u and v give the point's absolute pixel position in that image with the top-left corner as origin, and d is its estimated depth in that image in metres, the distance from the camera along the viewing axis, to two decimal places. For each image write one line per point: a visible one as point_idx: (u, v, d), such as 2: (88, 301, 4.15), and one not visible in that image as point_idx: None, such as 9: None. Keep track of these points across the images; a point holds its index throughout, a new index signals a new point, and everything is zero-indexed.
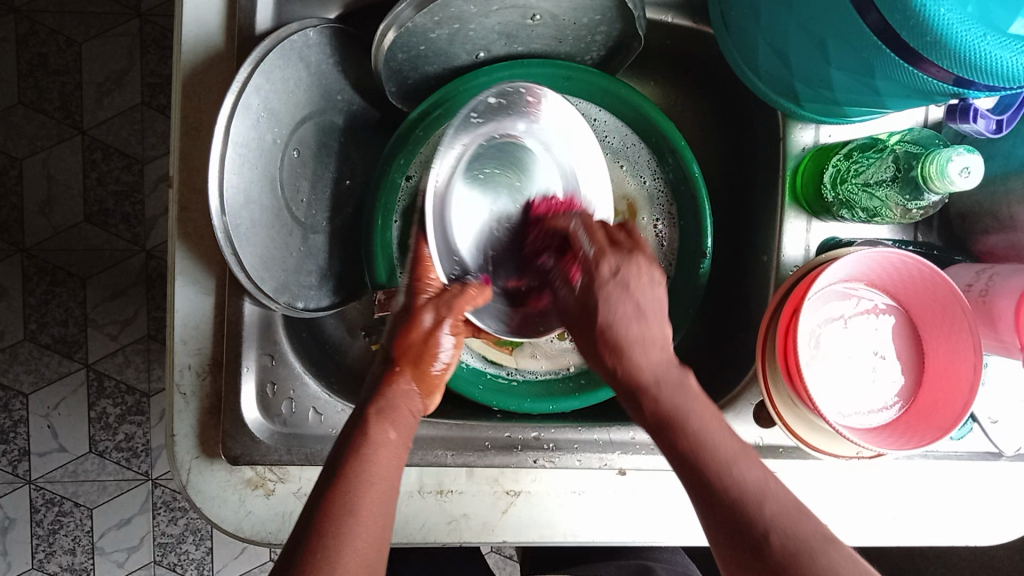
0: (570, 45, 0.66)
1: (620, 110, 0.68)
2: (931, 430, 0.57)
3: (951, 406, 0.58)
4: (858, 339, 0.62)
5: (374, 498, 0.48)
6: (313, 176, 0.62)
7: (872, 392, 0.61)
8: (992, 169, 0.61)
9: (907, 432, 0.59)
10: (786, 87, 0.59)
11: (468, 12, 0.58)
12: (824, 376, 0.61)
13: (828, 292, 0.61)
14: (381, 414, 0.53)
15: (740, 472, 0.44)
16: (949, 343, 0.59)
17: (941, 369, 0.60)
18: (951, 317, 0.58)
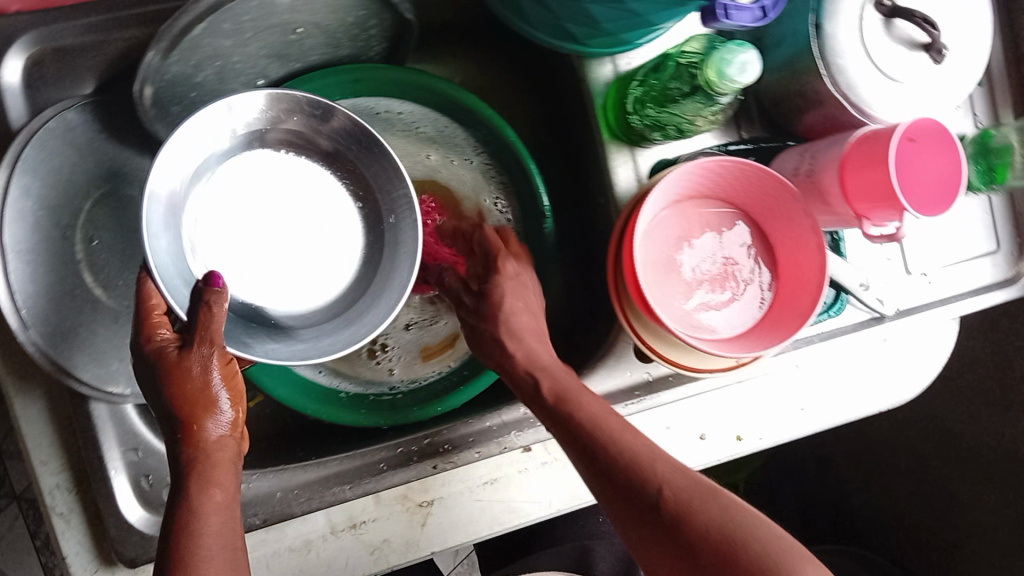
0: (349, 46, 0.63)
1: (419, 99, 0.67)
2: (794, 320, 0.57)
3: (806, 292, 0.58)
4: (705, 250, 0.62)
5: (216, 554, 0.44)
6: (125, 256, 0.59)
7: (731, 297, 0.61)
8: (786, 50, 0.61)
9: (773, 328, 0.59)
10: (564, 33, 0.58)
11: (223, 46, 0.56)
12: (683, 297, 0.60)
13: (661, 215, 0.61)
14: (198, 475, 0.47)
15: (630, 442, 0.48)
16: (790, 228, 0.59)
17: (791, 254, 0.60)
18: (784, 205, 0.58)
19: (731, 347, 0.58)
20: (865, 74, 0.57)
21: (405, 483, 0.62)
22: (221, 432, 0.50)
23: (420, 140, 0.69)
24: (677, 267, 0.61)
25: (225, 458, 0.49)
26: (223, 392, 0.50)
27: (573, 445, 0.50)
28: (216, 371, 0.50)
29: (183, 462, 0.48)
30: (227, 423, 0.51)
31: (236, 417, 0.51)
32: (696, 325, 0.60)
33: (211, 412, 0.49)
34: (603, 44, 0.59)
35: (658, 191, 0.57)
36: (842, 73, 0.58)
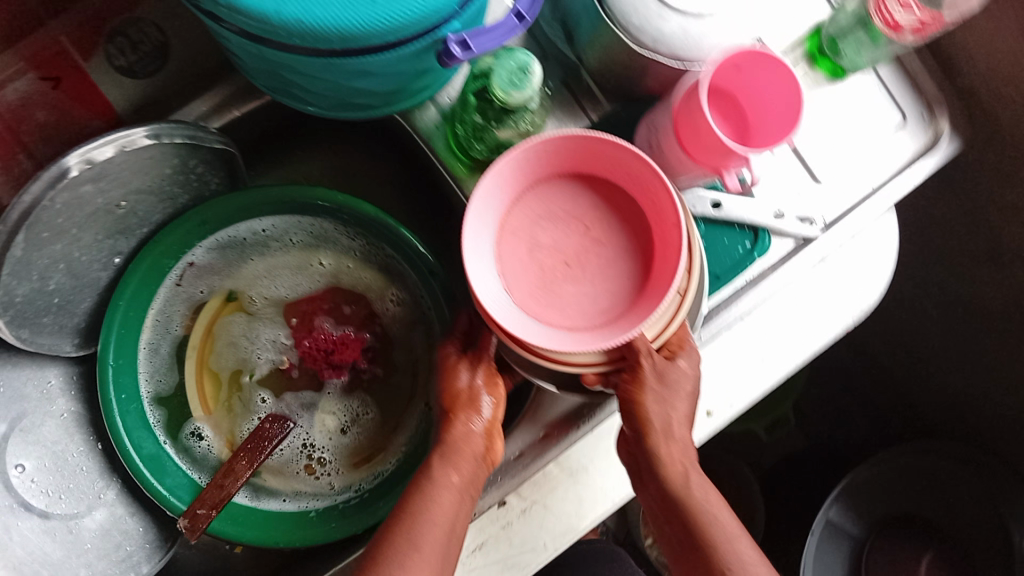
0: (183, 190, 0.63)
1: (275, 211, 0.66)
2: (677, 235, 0.50)
3: (668, 205, 0.51)
4: (558, 241, 0.55)
5: (435, 527, 0.49)
6: (59, 468, 0.61)
7: (614, 257, 0.54)
8: (588, 26, 0.58)
9: (666, 258, 0.51)
10: (360, 106, 0.56)
11: (58, 249, 0.57)
12: (568, 301, 0.53)
13: (500, 251, 0.54)
14: (441, 455, 0.51)
15: (723, 525, 0.52)
16: (611, 162, 0.53)
17: (635, 181, 0.53)
18: (596, 151, 0.52)
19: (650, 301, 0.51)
20: (664, 21, 0.54)
21: None
22: (477, 429, 0.53)
23: (292, 250, 0.68)
24: (550, 273, 0.54)
25: (474, 454, 0.52)
26: (483, 396, 0.54)
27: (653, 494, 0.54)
28: (479, 381, 0.54)
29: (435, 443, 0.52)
30: (487, 425, 0.53)
31: (492, 426, 0.54)
32: (608, 306, 0.53)
33: (468, 412, 0.53)
34: (403, 101, 0.57)
35: (472, 231, 0.51)
36: (640, 32, 0.54)
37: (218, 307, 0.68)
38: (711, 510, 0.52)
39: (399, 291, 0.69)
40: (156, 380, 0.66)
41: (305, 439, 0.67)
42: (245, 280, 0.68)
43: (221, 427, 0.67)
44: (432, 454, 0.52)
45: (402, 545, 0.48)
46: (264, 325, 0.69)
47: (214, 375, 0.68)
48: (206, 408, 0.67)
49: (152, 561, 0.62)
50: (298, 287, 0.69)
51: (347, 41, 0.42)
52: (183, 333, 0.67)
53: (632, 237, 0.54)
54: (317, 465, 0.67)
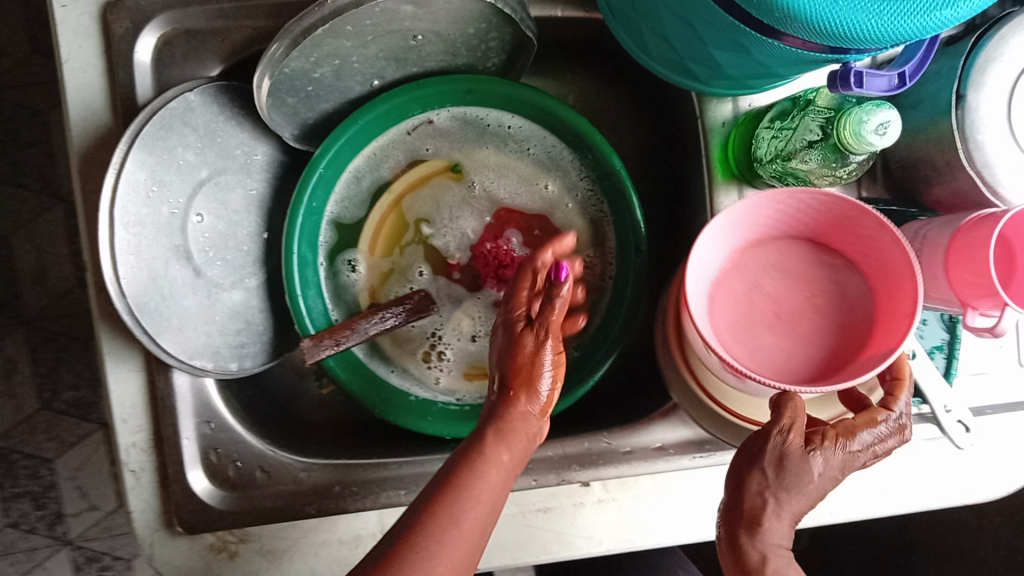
0: (466, 56, 0.63)
1: (532, 115, 0.65)
2: (900, 323, 0.49)
3: (902, 291, 0.50)
4: (778, 293, 0.56)
5: (475, 507, 0.49)
6: (226, 235, 0.61)
7: (824, 331, 0.55)
8: (920, 115, 0.57)
9: (881, 340, 0.51)
10: (686, 72, 0.55)
11: (344, 47, 0.57)
12: (768, 347, 0.55)
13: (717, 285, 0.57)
14: (499, 435, 0.53)
15: None
16: (857, 240, 0.53)
17: (876, 269, 0.53)
18: (844, 222, 0.52)
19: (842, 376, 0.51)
20: (1004, 154, 0.53)
21: None
22: (532, 409, 0.54)
23: (524, 157, 0.67)
24: (756, 317, 0.56)
25: (523, 433, 0.54)
26: (547, 374, 0.54)
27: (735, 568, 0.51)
28: (547, 356, 0.54)
29: (489, 419, 0.53)
30: (543, 406, 0.55)
31: (548, 403, 0.55)
32: (804, 369, 0.54)
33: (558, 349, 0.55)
34: (724, 86, 0.56)
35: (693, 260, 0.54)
36: (978, 151, 0.53)
37: (432, 169, 0.67)
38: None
39: (594, 253, 0.67)
40: (343, 205, 0.66)
41: (436, 329, 0.67)
42: (470, 159, 0.67)
43: (373, 276, 0.67)
44: (486, 431, 0.53)
45: (442, 521, 0.48)
46: (463, 210, 0.67)
47: (396, 227, 0.67)
48: (373, 251, 0.67)
49: (256, 359, 0.63)
50: (513, 192, 0.67)
51: (784, 24, 0.40)
52: (390, 175, 0.67)
53: (851, 318, 0.55)
54: (434, 359, 0.66)
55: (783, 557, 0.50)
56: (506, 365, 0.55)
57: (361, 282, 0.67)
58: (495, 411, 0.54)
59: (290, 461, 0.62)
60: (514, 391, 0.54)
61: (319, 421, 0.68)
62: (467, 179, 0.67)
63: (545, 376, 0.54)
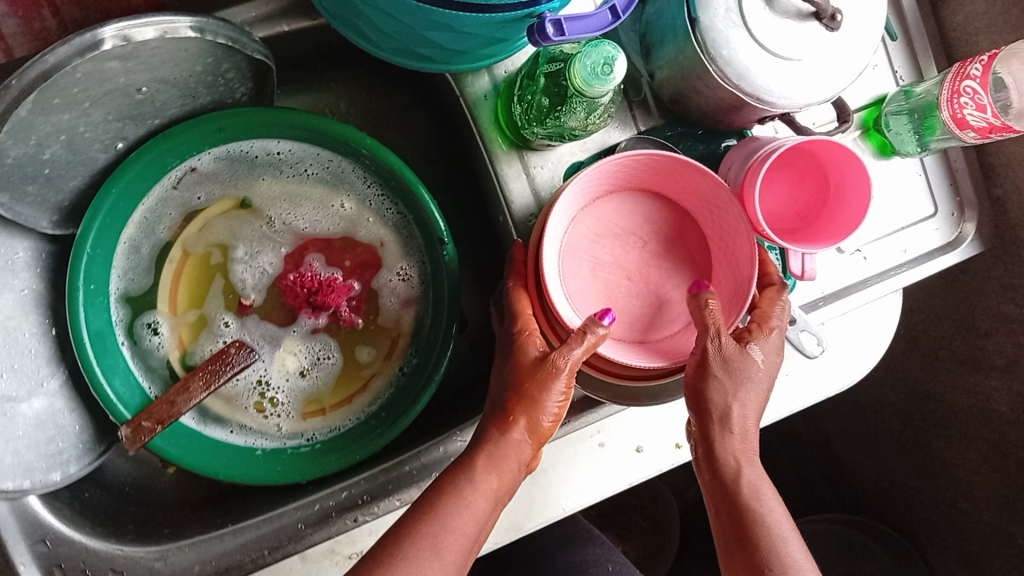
0: (209, 92, 0.59)
1: (296, 135, 0.63)
2: (748, 248, 0.53)
3: (732, 219, 0.54)
4: (618, 257, 0.58)
5: (460, 533, 0.49)
6: (6, 342, 0.57)
7: (673, 272, 0.58)
8: (668, 39, 0.56)
9: (734, 264, 0.55)
10: (416, 56, 0.54)
11: (64, 119, 0.53)
12: (634, 312, 0.57)
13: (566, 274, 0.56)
14: (491, 455, 0.52)
15: (771, 509, 0.51)
16: (680, 181, 0.55)
17: (702, 205, 0.56)
18: (666, 170, 0.55)
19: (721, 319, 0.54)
20: (754, 62, 0.52)
21: (333, 538, 0.58)
22: (528, 435, 0.53)
23: (307, 180, 0.65)
24: (613, 290, 0.57)
25: (515, 463, 0.53)
26: (551, 404, 0.53)
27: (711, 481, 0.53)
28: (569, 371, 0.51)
29: (484, 442, 0.53)
30: (538, 430, 0.54)
31: (546, 429, 0.54)
32: (673, 315, 0.57)
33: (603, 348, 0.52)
34: (466, 61, 0.55)
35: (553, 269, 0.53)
36: (728, 65, 0.53)
37: (217, 216, 0.64)
38: (762, 501, 0.51)
39: (407, 263, 0.66)
40: (130, 277, 0.62)
41: (262, 375, 0.64)
42: (252, 195, 0.64)
43: (180, 337, 0.63)
44: (479, 454, 0.52)
45: (425, 552, 0.47)
46: (259, 246, 0.65)
47: (193, 283, 0.64)
48: (177, 312, 0.63)
49: (80, 462, 0.60)
50: (313, 220, 0.65)
51: None
52: (172, 233, 0.63)
53: (688, 251, 0.58)
54: (269, 403, 0.64)
55: (753, 465, 0.53)
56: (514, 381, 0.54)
57: (172, 346, 0.63)
58: (485, 436, 0.54)
59: (142, 555, 0.58)
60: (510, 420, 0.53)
61: (175, 502, 0.65)
62: (254, 216, 0.65)
63: (551, 400, 0.52)
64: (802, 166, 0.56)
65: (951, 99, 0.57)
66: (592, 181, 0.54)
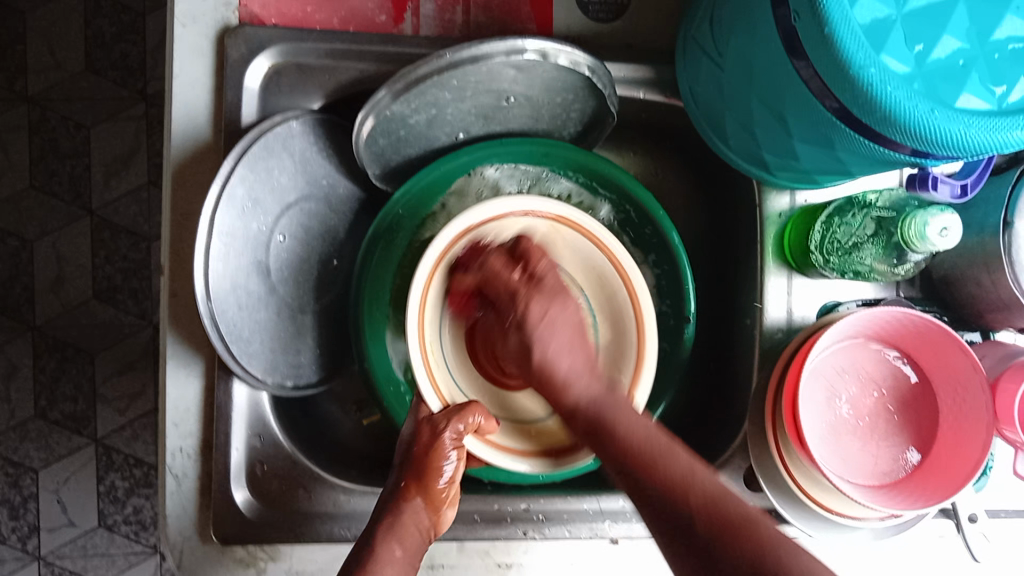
0: (547, 122, 0.68)
1: (598, 185, 0.70)
2: (980, 437, 0.56)
3: (975, 405, 0.58)
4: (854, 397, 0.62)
5: (390, 567, 0.51)
6: (301, 258, 0.64)
7: (900, 430, 0.61)
8: (972, 231, 0.61)
9: (956, 443, 0.58)
10: (759, 161, 0.60)
11: (443, 98, 0.61)
12: (852, 452, 0.60)
13: (806, 391, 0.61)
14: (392, 530, 0.53)
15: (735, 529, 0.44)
16: (934, 348, 0.59)
17: (948, 381, 0.60)
18: (928, 337, 0.59)
19: (937, 488, 0.57)
20: None
21: (491, 540, 0.62)
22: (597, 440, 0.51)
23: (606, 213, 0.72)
24: (840, 421, 0.61)
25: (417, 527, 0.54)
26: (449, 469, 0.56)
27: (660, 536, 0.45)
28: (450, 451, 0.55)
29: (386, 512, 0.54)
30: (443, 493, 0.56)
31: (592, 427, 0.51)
32: (888, 471, 0.60)
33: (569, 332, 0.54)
34: (788, 179, 0.61)
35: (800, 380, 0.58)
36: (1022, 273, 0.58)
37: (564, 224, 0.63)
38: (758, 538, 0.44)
39: None
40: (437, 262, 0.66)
41: None
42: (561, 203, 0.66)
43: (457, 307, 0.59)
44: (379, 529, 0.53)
45: None
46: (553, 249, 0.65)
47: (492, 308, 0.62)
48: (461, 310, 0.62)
49: (308, 380, 0.65)
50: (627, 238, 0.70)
51: (884, 127, 0.45)
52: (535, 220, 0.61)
53: (920, 420, 0.61)
54: None
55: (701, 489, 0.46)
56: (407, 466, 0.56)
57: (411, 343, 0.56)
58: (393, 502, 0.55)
59: (332, 485, 0.62)
60: (406, 488, 0.56)
61: (355, 452, 0.69)
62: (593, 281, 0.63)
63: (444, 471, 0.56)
64: None
65: None
66: (871, 318, 0.60)
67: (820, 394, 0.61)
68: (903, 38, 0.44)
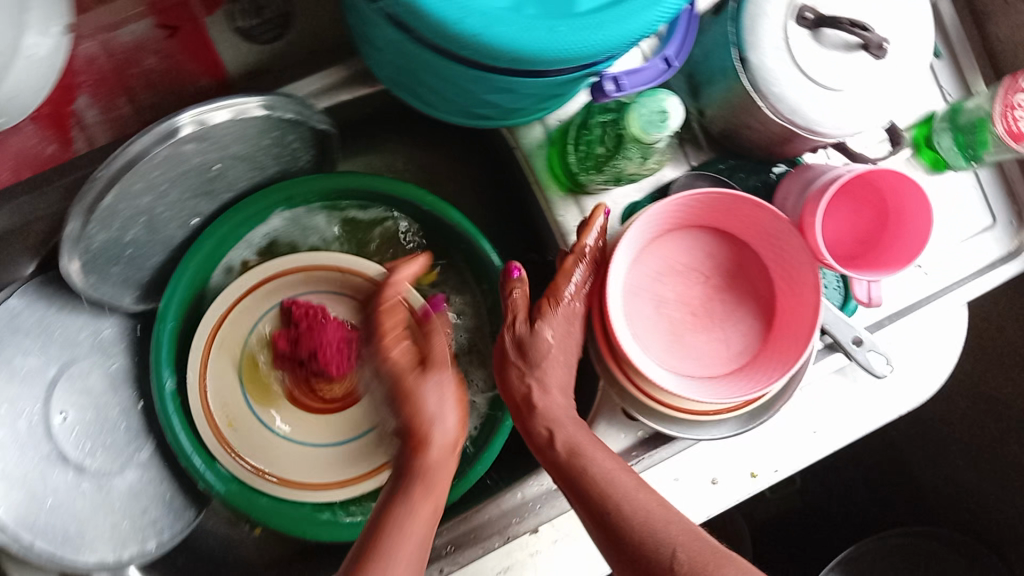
0: (277, 163, 0.62)
1: (362, 194, 0.65)
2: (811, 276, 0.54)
3: (792, 248, 0.55)
4: (682, 294, 0.59)
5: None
6: (98, 421, 0.60)
7: (739, 302, 0.59)
8: (720, 77, 0.57)
9: (794, 290, 0.56)
10: (473, 115, 0.55)
11: (144, 202, 0.55)
12: (703, 346, 0.58)
13: (632, 314, 0.58)
14: (382, 529, 0.47)
15: (628, 503, 0.51)
16: (728, 212, 0.56)
17: (759, 234, 0.57)
18: (719, 205, 0.56)
19: (785, 347, 0.54)
20: (801, 93, 0.54)
21: None
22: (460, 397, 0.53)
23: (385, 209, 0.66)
24: (680, 324, 0.58)
25: (445, 477, 0.51)
26: (448, 411, 0.52)
27: (590, 518, 0.52)
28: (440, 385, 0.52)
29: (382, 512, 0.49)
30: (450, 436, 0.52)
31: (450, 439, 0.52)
32: (744, 348, 0.57)
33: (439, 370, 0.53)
34: (522, 116, 0.56)
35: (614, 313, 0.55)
36: (782, 100, 0.54)
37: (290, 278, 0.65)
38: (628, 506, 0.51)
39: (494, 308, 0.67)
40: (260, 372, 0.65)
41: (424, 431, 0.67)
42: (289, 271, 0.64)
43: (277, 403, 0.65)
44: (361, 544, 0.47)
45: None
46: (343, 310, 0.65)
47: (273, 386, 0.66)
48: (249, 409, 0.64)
49: (172, 531, 0.61)
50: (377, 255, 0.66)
51: (524, 65, 0.41)
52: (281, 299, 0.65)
53: (752, 282, 0.59)
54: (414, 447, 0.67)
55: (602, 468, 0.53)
56: (402, 422, 0.52)
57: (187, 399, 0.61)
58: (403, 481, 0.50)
59: None
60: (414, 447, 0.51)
61: (262, 566, 0.66)
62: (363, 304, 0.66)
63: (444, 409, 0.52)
64: (862, 191, 0.57)
65: (1006, 114, 0.58)
66: (656, 214, 0.57)
67: (648, 308, 0.58)
68: None
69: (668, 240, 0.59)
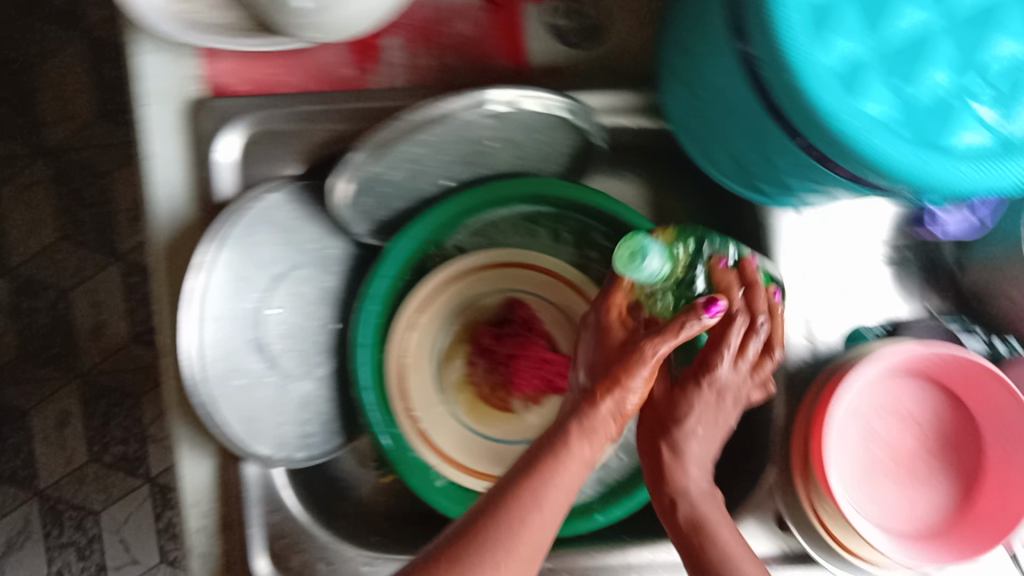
0: (536, 158, 0.65)
1: (597, 214, 0.67)
2: None
3: None
4: (894, 434, 0.59)
5: (521, 539, 0.45)
6: (298, 327, 0.63)
7: (943, 470, 0.58)
8: (997, 238, 0.58)
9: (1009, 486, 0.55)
10: (752, 187, 0.55)
11: (420, 152, 0.59)
12: (892, 496, 0.57)
13: (841, 432, 0.58)
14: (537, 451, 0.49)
15: None
16: (976, 382, 0.56)
17: (995, 415, 0.56)
18: (971, 372, 0.56)
19: (976, 537, 0.54)
20: None
21: None
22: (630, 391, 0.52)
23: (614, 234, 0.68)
24: (878, 464, 0.58)
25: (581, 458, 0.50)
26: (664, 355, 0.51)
27: None
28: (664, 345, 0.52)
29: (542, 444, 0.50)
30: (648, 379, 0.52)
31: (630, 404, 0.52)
32: (930, 515, 0.57)
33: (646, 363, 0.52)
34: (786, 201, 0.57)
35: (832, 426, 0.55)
36: None
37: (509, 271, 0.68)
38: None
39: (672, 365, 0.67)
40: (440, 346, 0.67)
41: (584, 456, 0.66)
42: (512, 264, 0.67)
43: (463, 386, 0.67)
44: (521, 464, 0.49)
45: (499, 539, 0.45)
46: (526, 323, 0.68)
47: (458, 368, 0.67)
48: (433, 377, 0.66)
49: (320, 448, 0.64)
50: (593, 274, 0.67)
51: (875, 178, 0.41)
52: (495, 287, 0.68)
53: (965, 457, 0.58)
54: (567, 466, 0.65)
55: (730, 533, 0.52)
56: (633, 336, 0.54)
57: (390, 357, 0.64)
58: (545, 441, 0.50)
59: None
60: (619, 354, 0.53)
61: (380, 514, 0.67)
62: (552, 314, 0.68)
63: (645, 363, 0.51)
64: None
65: None
66: (907, 354, 0.57)
67: (856, 433, 0.58)
68: (884, 75, 0.40)
69: (903, 380, 0.59)
